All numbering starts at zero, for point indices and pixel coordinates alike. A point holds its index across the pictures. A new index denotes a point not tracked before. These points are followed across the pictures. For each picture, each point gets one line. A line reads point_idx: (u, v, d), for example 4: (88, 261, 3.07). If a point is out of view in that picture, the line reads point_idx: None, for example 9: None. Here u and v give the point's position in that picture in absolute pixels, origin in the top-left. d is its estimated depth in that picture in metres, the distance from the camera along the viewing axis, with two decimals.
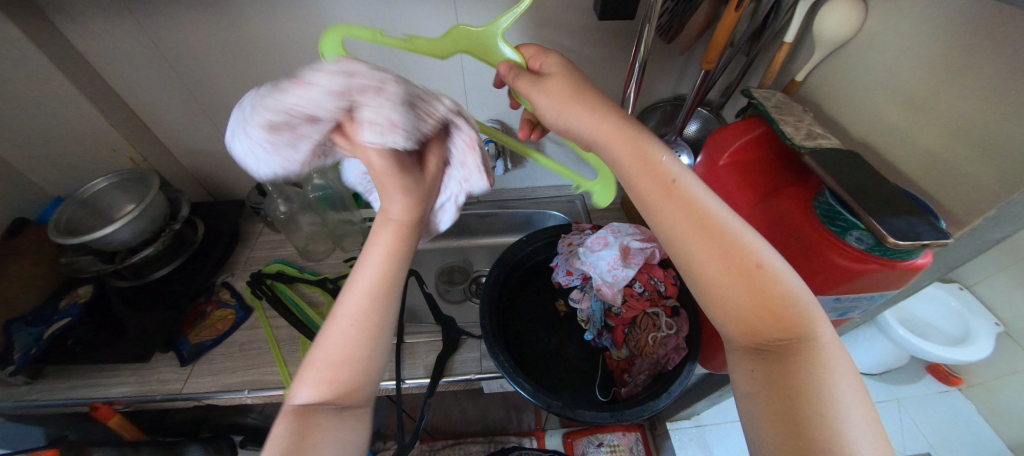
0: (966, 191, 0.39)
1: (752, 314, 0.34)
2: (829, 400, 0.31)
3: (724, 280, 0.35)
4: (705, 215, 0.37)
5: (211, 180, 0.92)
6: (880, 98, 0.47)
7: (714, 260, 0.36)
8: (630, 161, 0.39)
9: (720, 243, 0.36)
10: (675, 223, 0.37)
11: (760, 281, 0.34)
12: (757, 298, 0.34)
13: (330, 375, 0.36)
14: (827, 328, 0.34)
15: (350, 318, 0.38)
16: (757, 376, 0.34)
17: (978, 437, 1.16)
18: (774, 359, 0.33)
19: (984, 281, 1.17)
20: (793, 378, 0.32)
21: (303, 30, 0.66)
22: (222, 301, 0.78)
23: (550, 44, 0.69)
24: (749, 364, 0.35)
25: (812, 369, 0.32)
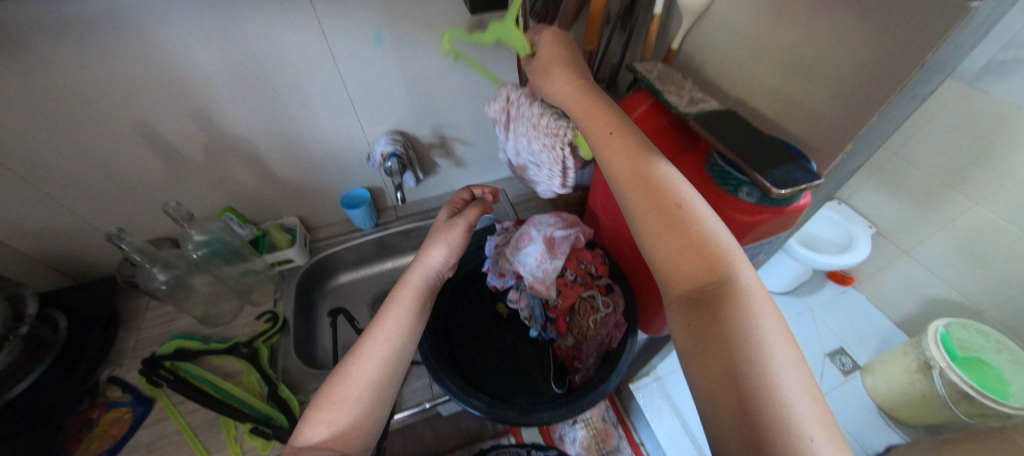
0: (826, 132, 0.43)
1: (680, 255, 0.37)
2: (749, 335, 0.32)
3: (673, 236, 0.37)
4: (643, 166, 0.40)
5: (64, 262, 0.75)
6: (744, 57, 0.50)
7: (661, 222, 0.38)
8: (588, 121, 0.46)
9: (656, 191, 0.39)
10: (619, 175, 0.42)
11: (702, 242, 0.36)
12: (687, 241, 0.37)
13: (334, 413, 0.41)
14: (748, 271, 0.35)
15: (370, 354, 0.45)
16: (688, 322, 0.35)
17: (874, 322, 1.37)
18: (699, 298, 0.35)
19: (855, 194, 1.36)
20: (715, 315, 0.34)
21: (136, 67, 0.54)
22: (111, 400, 0.65)
23: (434, 44, 0.65)
24: (680, 307, 0.36)
25: (733, 305, 0.34)
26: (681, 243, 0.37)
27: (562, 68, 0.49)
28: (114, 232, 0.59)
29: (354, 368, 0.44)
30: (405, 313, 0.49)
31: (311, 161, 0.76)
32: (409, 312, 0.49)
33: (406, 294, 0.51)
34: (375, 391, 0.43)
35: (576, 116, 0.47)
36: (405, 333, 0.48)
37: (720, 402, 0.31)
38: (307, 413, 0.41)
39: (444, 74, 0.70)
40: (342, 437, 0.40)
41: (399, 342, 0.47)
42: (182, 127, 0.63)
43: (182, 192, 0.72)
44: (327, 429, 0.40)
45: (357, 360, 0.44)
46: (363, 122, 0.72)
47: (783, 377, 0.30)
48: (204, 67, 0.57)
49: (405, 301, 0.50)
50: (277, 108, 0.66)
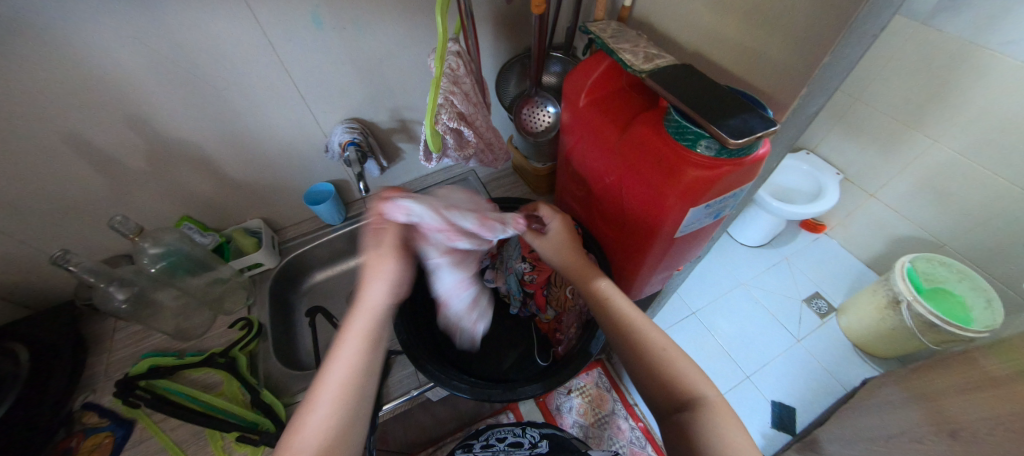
0: (780, 78, 0.43)
1: (655, 379, 0.41)
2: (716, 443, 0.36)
3: (639, 363, 0.43)
4: (618, 317, 0.46)
5: (14, 293, 0.71)
6: (696, 8, 0.48)
7: (630, 351, 0.44)
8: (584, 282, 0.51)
9: (629, 332, 0.45)
10: (604, 326, 0.47)
11: (660, 366, 0.42)
12: (659, 375, 0.41)
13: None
14: (712, 389, 0.40)
15: (328, 399, 0.39)
16: (670, 434, 0.39)
17: (846, 265, 1.43)
18: (679, 414, 0.39)
19: (823, 142, 1.38)
20: (692, 426, 0.37)
21: (50, 73, 0.50)
22: (89, 426, 0.63)
23: (379, 22, 0.62)
24: (669, 420, 0.39)
25: (703, 418, 0.38)
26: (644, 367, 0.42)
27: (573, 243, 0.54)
28: (57, 255, 0.56)
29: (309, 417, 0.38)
30: (360, 350, 0.42)
31: (266, 159, 0.72)
32: (362, 346, 0.42)
33: (355, 334, 0.43)
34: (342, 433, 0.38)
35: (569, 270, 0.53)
36: (360, 370, 0.41)
37: None
38: None
39: (395, 53, 0.67)
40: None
41: (357, 381, 0.41)
42: (116, 136, 0.59)
43: (131, 204, 0.68)
44: None
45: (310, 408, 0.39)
46: (316, 113, 0.69)
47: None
48: (128, 67, 0.53)
49: (359, 336, 0.43)
50: (219, 106, 0.62)
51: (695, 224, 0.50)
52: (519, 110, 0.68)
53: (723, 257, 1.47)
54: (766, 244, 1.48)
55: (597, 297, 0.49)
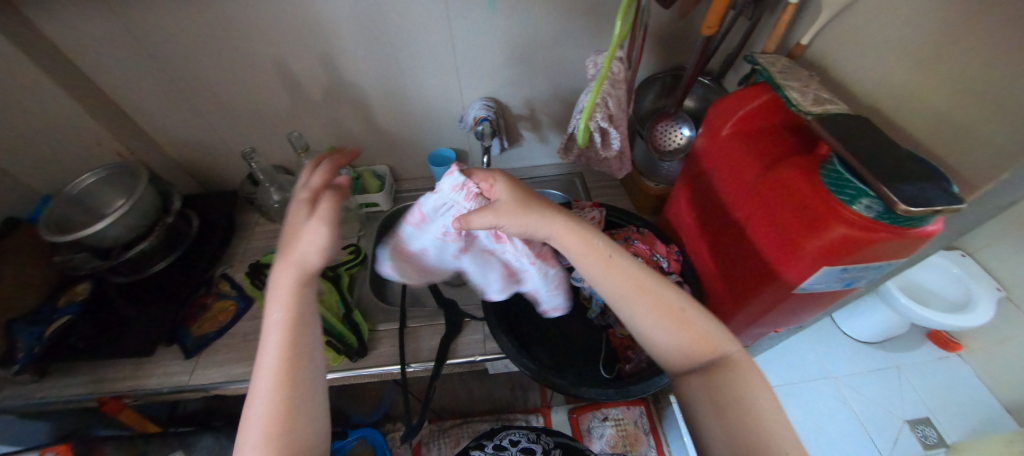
0: (979, 154, 0.38)
1: (687, 342, 0.45)
2: (744, 396, 0.42)
3: (660, 325, 0.45)
4: (635, 283, 0.47)
5: (202, 172, 0.90)
6: (889, 61, 0.44)
7: (658, 323, 0.45)
8: (576, 248, 0.48)
9: (652, 301, 0.46)
10: (618, 292, 0.47)
11: (676, 325, 0.45)
12: (686, 335, 0.45)
13: (270, 430, 0.39)
14: (734, 343, 0.45)
15: (268, 368, 0.41)
16: (699, 390, 0.44)
17: (977, 400, 1.18)
18: (714, 374, 0.43)
19: (988, 248, 1.15)
20: (722, 382, 0.43)
21: (285, 11, 0.62)
22: (222, 292, 0.78)
23: (543, 16, 0.66)
24: (694, 379, 0.44)
25: (732, 376, 0.43)
26: (674, 333, 0.45)
27: (523, 207, 0.47)
28: (248, 150, 0.69)
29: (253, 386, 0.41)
30: (290, 323, 0.43)
31: (409, 116, 0.81)
32: (288, 323, 0.43)
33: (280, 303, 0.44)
34: (289, 396, 0.40)
35: (562, 242, 0.49)
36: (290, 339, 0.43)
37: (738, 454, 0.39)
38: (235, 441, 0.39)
39: (547, 47, 0.71)
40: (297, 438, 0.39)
41: (296, 347, 0.43)
42: (309, 70, 0.71)
43: (299, 127, 0.82)
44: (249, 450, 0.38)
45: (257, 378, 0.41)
46: (462, 86, 0.77)
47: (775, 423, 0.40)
48: (337, 17, 0.64)
49: (280, 320, 0.44)
50: (390, 63, 0.71)
51: (822, 286, 0.46)
52: (654, 125, 0.68)
53: (815, 340, 1.31)
54: (877, 343, 1.28)
55: (600, 257, 0.48)
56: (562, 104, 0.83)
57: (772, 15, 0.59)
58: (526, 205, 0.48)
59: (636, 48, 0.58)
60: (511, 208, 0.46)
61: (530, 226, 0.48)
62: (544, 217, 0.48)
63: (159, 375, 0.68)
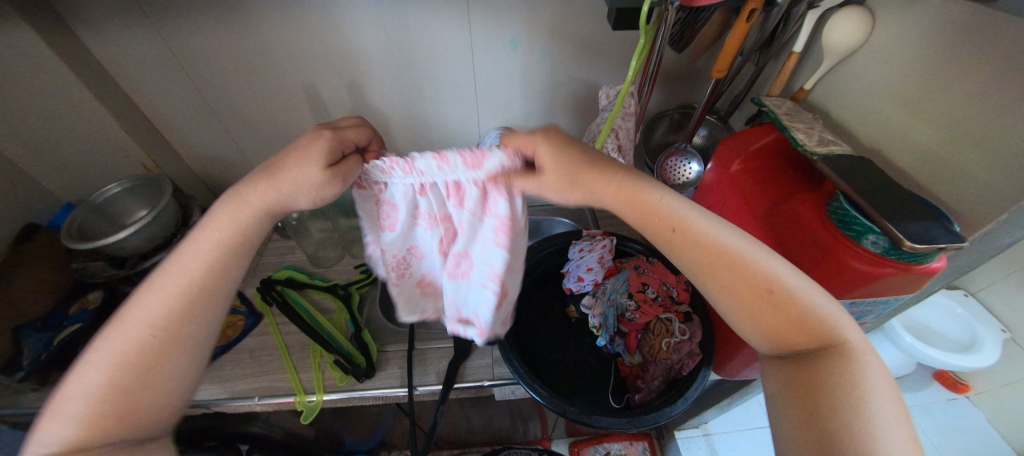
0: (976, 197, 0.40)
1: (779, 326, 0.36)
2: (854, 396, 0.32)
3: (738, 298, 0.38)
4: (712, 249, 0.39)
5: (222, 187, 0.92)
6: (889, 107, 0.48)
7: (737, 302, 0.38)
8: (636, 216, 0.41)
9: (735, 273, 0.38)
10: (688, 263, 0.40)
11: (764, 303, 0.37)
12: (777, 317, 0.37)
13: (108, 395, 0.35)
14: (852, 331, 0.35)
15: (146, 328, 0.37)
16: (781, 377, 0.36)
17: (989, 445, 1.15)
18: (812, 362, 0.35)
19: (989, 288, 1.16)
20: (820, 375, 0.34)
21: (320, 39, 0.67)
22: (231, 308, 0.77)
23: (560, 54, 0.70)
24: (777, 365, 0.37)
25: (836, 370, 0.34)
26: (760, 317, 0.37)
27: (552, 153, 0.40)
28: None
29: (117, 332, 0.37)
30: (195, 288, 0.39)
31: (426, 140, 0.85)
32: (197, 287, 0.39)
33: (188, 256, 0.40)
34: (136, 378, 0.36)
35: (628, 217, 0.41)
36: (184, 299, 0.38)
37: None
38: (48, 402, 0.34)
39: (563, 82, 0.75)
40: (130, 437, 0.35)
41: (190, 317, 0.38)
42: (336, 94, 0.75)
43: None
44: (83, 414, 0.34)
45: (125, 328, 0.37)
46: (479, 115, 0.80)
47: (896, 436, 0.30)
48: (367, 47, 0.68)
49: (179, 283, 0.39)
50: (414, 91, 0.75)
51: None
52: (664, 159, 0.71)
53: None
54: None
55: (664, 220, 0.40)
56: (574, 135, 0.86)
57: (775, 62, 0.63)
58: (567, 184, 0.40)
59: (648, 89, 0.60)
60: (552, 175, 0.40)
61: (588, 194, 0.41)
62: (588, 167, 0.41)
63: None
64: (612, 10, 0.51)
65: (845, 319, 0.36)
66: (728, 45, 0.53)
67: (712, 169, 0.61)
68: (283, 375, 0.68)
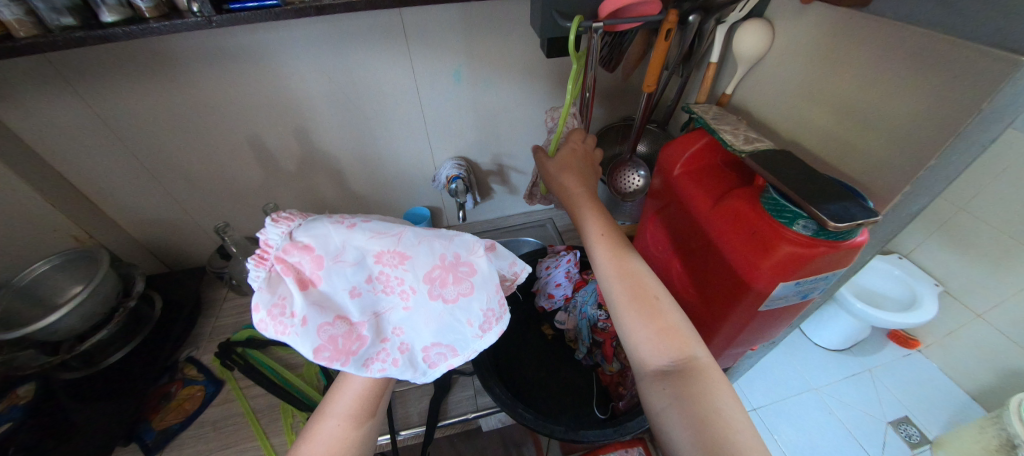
0: (880, 174, 0.45)
1: (671, 344, 0.40)
2: (718, 406, 0.37)
3: (649, 322, 0.41)
4: (642, 285, 0.43)
5: (168, 251, 0.87)
6: (798, 103, 0.53)
7: (639, 316, 0.41)
8: (612, 270, 0.44)
9: (652, 304, 0.42)
10: (617, 294, 0.43)
11: (664, 328, 0.41)
12: (669, 339, 0.40)
13: None
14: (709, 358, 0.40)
15: (338, 422, 0.41)
16: (669, 391, 0.38)
17: (944, 393, 1.24)
18: (687, 376, 0.39)
19: (919, 248, 1.29)
20: (694, 390, 0.38)
21: (260, 89, 0.66)
22: (188, 378, 0.72)
23: (504, 81, 0.73)
24: (657, 381, 0.39)
25: (702, 383, 0.38)
26: (657, 340, 0.40)
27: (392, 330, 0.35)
28: (221, 224, 0.71)
29: (318, 435, 0.40)
30: (371, 384, 0.42)
31: (383, 177, 0.85)
32: (374, 382, 0.43)
33: None
34: None
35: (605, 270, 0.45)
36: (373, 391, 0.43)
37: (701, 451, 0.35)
38: None
39: (510, 108, 0.78)
40: None
41: (368, 411, 0.42)
42: (284, 142, 0.74)
43: (273, 197, 0.82)
44: None
45: (325, 423, 0.41)
46: (433, 148, 0.81)
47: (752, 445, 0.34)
48: (311, 92, 0.68)
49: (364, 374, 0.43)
50: (364, 130, 0.75)
51: (782, 301, 0.50)
52: (613, 170, 0.75)
53: (793, 354, 1.36)
54: (846, 349, 1.35)
55: (622, 266, 0.45)
56: (529, 156, 0.88)
57: (698, 72, 0.69)
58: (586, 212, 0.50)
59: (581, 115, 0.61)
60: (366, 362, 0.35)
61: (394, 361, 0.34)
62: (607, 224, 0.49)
63: None
64: (544, 40, 0.55)
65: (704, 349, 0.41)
66: (653, 61, 0.58)
67: (658, 175, 0.65)
68: (253, 444, 0.63)
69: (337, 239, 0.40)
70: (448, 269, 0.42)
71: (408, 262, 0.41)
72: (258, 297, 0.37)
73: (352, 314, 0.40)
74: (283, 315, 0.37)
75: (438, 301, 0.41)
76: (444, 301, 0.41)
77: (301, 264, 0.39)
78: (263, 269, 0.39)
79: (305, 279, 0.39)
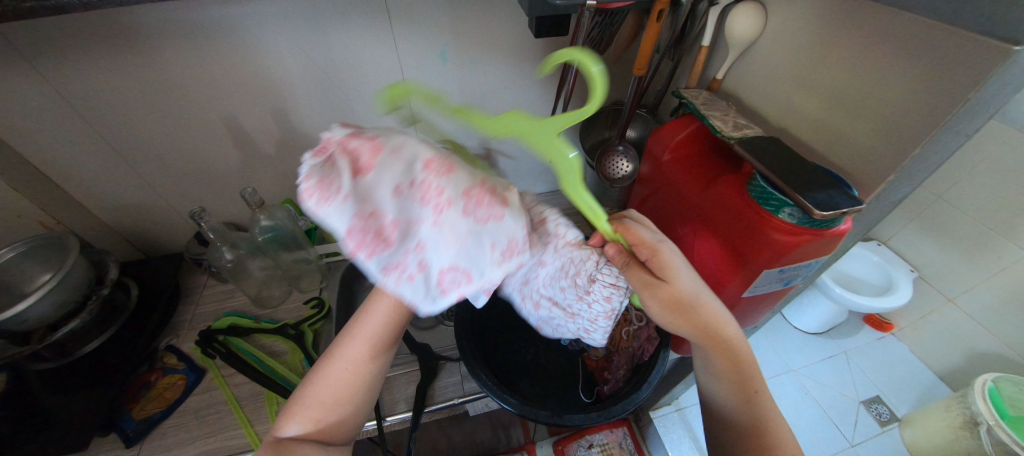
0: (865, 161, 0.45)
1: (742, 377, 0.45)
2: (782, 429, 0.44)
3: (723, 360, 0.45)
4: (713, 327, 0.44)
5: (141, 236, 0.83)
6: (788, 90, 0.53)
7: (716, 354, 0.45)
8: (680, 311, 0.45)
9: (723, 345, 0.45)
10: (691, 334, 0.45)
11: (735, 364, 0.45)
12: (738, 371, 0.45)
13: (319, 409, 0.43)
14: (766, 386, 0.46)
15: (347, 366, 0.45)
16: (742, 417, 0.45)
17: (914, 373, 1.30)
18: (755, 403, 0.45)
19: (896, 235, 1.32)
20: (765, 416, 0.44)
21: (233, 67, 0.62)
22: (168, 367, 0.70)
23: (491, 62, 0.71)
24: (736, 405, 0.45)
25: (767, 408, 0.45)
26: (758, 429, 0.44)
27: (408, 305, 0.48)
28: (196, 210, 0.69)
29: (341, 358, 0.45)
30: (379, 333, 0.47)
31: None
32: (384, 331, 0.47)
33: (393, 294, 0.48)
34: (360, 388, 0.45)
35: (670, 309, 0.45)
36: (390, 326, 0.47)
37: None
38: (285, 409, 0.43)
39: (497, 90, 0.76)
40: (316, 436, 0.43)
41: (376, 359, 0.47)
42: (261, 124, 0.71)
43: (252, 180, 0.80)
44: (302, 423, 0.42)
45: (334, 368, 0.45)
46: (418, 131, 0.79)
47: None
48: (288, 71, 0.64)
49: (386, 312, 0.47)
50: (346, 112, 0.72)
51: (765, 288, 0.50)
52: (602, 156, 0.73)
53: (774, 337, 1.40)
54: (823, 332, 1.39)
55: (690, 309, 0.44)
56: (517, 141, 0.87)
57: (688, 55, 0.68)
58: (671, 309, 0.44)
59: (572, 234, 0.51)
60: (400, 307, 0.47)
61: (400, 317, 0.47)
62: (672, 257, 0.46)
63: None
64: (533, 18, 0.53)
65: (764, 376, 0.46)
66: (644, 44, 0.56)
67: (647, 160, 0.65)
68: (237, 432, 0.63)
69: (398, 138, 0.43)
70: (485, 193, 0.43)
71: (452, 176, 0.42)
72: (314, 173, 0.41)
73: (386, 212, 0.39)
74: (330, 188, 0.39)
75: (469, 219, 0.41)
76: (475, 221, 0.42)
77: (361, 151, 0.41)
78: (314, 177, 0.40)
79: (359, 163, 0.41)
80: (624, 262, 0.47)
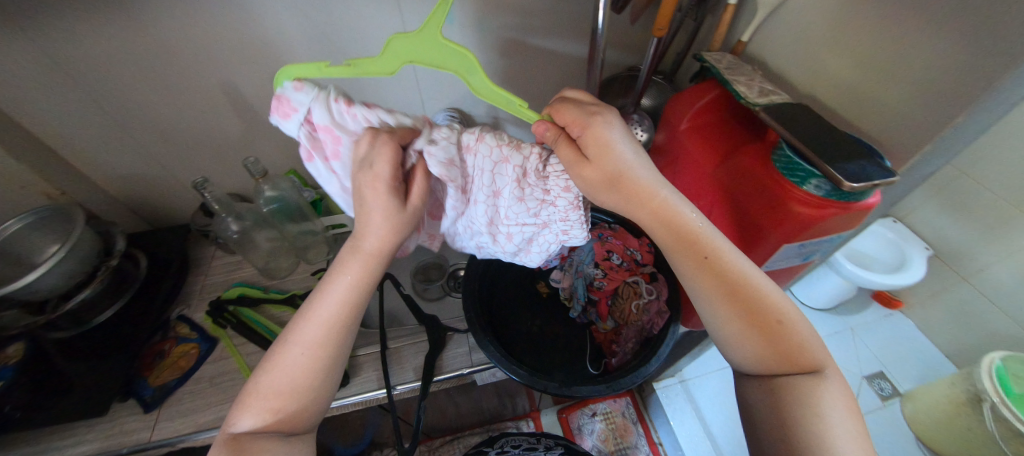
0: (899, 132, 0.42)
1: (693, 245, 0.42)
2: (758, 290, 0.42)
3: (664, 229, 0.43)
4: (639, 191, 0.43)
5: (147, 206, 0.83)
6: (819, 54, 0.49)
7: (662, 230, 0.43)
8: (599, 179, 0.42)
9: (657, 212, 0.43)
10: (617, 207, 0.44)
11: (677, 228, 0.43)
12: (691, 242, 0.43)
13: (275, 403, 0.40)
14: (726, 247, 0.43)
15: (301, 351, 0.42)
16: (714, 287, 0.42)
17: (920, 350, 1.30)
18: (719, 270, 0.42)
19: (914, 212, 1.29)
20: (732, 275, 0.42)
21: (232, 32, 0.59)
22: (181, 336, 0.71)
23: (501, 25, 0.67)
24: (703, 276, 0.42)
25: (729, 269, 0.42)
26: (728, 292, 0.41)
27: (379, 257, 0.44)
28: (199, 180, 0.68)
29: (291, 340, 0.42)
30: (338, 313, 0.43)
31: None
32: (341, 314, 0.43)
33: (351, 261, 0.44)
34: (320, 368, 0.42)
35: (597, 184, 0.42)
36: (347, 304, 0.43)
37: (771, 341, 0.41)
38: (236, 399, 0.41)
39: (506, 55, 0.72)
40: (280, 424, 0.40)
41: (332, 344, 0.42)
42: (261, 91, 0.68)
43: (255, 151, 0.78)
44: (259, 415, 0.40)
45: (286, 353, 0.42)
46: (423, 99, 0.76)
47: (844, 429, 0.37)
48: (286, 34, 0.61)
49: (342, 286, 0.43)
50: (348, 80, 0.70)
51: (783, 262, 0.49)
52: None
53: None
54: (831, 308, 1.39)
55: (608, 171, 0.42)
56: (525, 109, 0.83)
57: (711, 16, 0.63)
58: (602, 184, 0.42)
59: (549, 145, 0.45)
60: (355, 279, 0.44)
61: (359, 284, 0.44)
62: (593, 120, 0.42)
63: (114, 434, 0.61)
64: None
65: (723, 241, 0.43)
66: (665, 2, 0.52)
67: (664, 128, 0.62)
68: None
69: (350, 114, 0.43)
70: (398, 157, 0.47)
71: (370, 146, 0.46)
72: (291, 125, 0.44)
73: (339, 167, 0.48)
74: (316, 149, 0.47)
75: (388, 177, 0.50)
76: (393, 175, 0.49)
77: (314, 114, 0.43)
78: (305, 92, 0.42)
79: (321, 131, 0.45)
80: (550, 138, 0.44)
